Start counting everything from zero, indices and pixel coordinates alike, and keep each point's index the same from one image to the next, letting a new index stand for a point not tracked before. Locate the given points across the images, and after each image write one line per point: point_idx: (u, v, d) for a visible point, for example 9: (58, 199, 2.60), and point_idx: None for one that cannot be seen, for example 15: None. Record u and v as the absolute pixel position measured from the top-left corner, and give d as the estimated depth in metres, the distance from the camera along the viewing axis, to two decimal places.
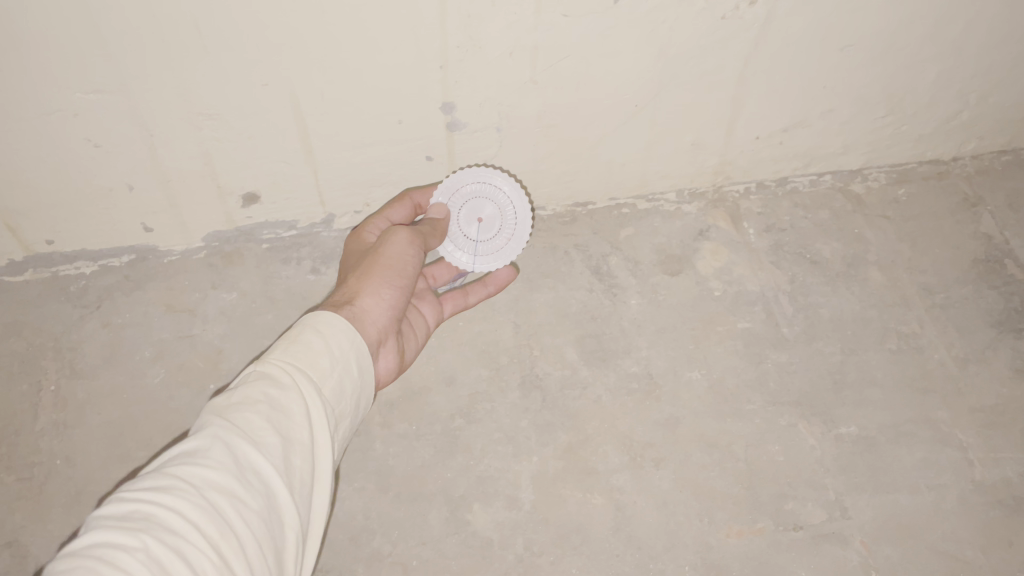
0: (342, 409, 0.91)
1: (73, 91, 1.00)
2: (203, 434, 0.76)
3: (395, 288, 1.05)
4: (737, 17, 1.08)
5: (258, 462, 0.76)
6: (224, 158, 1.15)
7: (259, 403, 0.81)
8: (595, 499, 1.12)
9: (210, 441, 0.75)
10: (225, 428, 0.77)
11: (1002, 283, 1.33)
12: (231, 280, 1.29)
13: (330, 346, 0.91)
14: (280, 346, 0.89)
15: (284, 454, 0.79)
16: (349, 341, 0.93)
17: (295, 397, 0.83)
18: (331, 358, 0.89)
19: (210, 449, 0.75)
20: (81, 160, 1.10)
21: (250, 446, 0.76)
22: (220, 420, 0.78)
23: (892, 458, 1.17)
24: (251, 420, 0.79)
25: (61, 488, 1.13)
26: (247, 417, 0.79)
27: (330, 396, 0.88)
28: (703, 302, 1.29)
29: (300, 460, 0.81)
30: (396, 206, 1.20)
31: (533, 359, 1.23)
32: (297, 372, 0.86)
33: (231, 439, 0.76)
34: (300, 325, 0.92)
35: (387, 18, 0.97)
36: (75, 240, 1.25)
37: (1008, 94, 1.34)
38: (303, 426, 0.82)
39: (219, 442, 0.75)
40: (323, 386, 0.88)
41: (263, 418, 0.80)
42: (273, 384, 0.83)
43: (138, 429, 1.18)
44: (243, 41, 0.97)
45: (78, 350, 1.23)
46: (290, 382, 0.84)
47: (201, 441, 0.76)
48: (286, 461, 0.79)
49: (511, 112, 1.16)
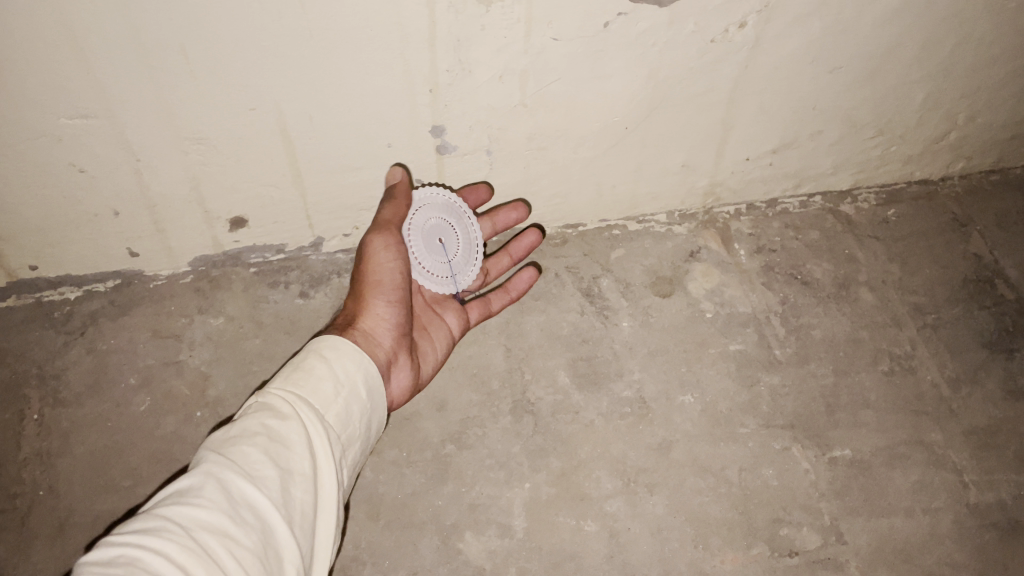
0: (349, 434, 0.90)
1: (57, 117, 0.98)
2: (197, 472, 0.75)
3: (395, 307, 1.11)
4: (727, 41, 1.07)
5: (253, 498, 0.75)
6: (212, 182, 1.14)
7: (258, 435, 0.80)
8: (589, 526, 1.11)
9: (203, 478, 0.74)
10: (220, 464, 0.76)
11: (993, 303, 1.34)
12: (218, 304, 1.28)
13: (333, 371, 0.91)
14: (282, 375, 0.89)
15: (282, 488, 0.78)
16: (357, 364, 0.93)
17: (295, 426, 0.82)
18: (333, 383, 0.90)
19: (203, 487, 0.74)
20: (66, 186, 1.09)
21: (246, 480, 0.75)
22: (216, 455, 0.77)
23: (886, 481, 1.16)
24: (247, 454, 0.78)
25: (45, 519, 1.11)
26: (244, 451, 0.78)
27: (333, 423, 0.88)
28: (694, 324, 1.28)
29: (301, 491, 0.79)
30: None
31: (525, 383, 1.22)
32: (299, 401, 0.86)
33: (225, 475, 0.75)
34: (304, 352, 0.93)
35: (376, 43, 0.97)
36: (60, 265, 1.23)
37: (996, 115, 1.34)
38: (304, 456, 0.81)
39: (213, 478, 0.74)
40: (326, 413, 0.87)
41: (260, 450, 0.79)
42: (272, 414, 0.83)
43: (124, 458, 1.15)
44: (229, 65, 0.96)
45: (62, 377, 1.21)
46: (290, 411, 0.83)
47: (196, 478, 0.75)
48: (284, 495, 0.77)
49: (501, 135, 1.15)
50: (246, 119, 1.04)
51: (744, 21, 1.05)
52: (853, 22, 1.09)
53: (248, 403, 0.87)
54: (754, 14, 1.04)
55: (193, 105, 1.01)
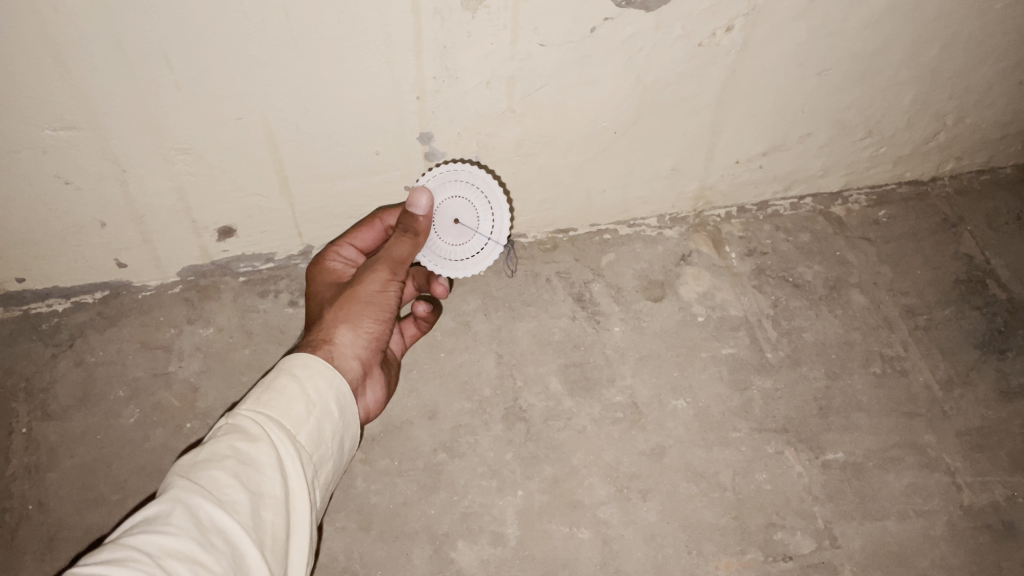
0: (323, 453, 0.89)
1: (41, 129, 0.97)
2: (165, 498, 0.75)
3: (375, 323, 1.04)
4: (714, 44, 1.07)
5: (222, 523, 0.75)
6: (198, 192, 1.13)
7: (228, 458, 0.79)
8: (582, 533, 1.11)
9: (171, 505, 0.74)
10: (187, 489, 0.76)
11: (984, 303, 1.33)
12: (207, 314, 1.27)
13: (305, 390, 0.89)
14: (253, 395, 0.87)
15: (253, 511, 0.77)
16: (328, 382, 0.91)
17: (265, 447, 0.81)
18: (306, 403, 0.88)
19: (170, 514, 0.73)
20: (51, 198, 1.08)
21: (214, 505, 0.75)
22: (184, 481, 0.77)
23: (879, 483, 1.16)
24: (216, 478, 0.77)
25: (34, 534, 1.10)
26: (213, 475, 0.77)
27: (305, 444, 0.86)
28: (686, 328, 1.28)
29: (272, 514, 0.79)
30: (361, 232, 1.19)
31: (516, 390, 1.21)
32: (270, 422, 0.84)
33: (194, 500, 0.75)
34: (276, 370, 0.91)
35: (361, 51, 0.96)
36: (47, 277, 1.22)
37: (985, 114, 1.34)
38: (274, 478, 0.80)
39: (180, 505, 0.74)
40: (299, 433, 0.86)
41: (229, 474, 0.78)
42: (241, 436, 0.82)
43: (113, 471, 1.15)
44: (214, 76, 0.96)
45: (50, 390, 1.21)
46: (260, 433, 0.82)
47: (162, 505, 0.74)
48: (255, 518, 0.77)
49: (489, 141, 1.15)
50: (231, 129, 1.04)
51: (730, 24, 1.05)
52: (840, 25, 1.09)
53: (218, 424, 0.86)
54: (741, 17, 1.04)
55: (177, 115, 1.00)
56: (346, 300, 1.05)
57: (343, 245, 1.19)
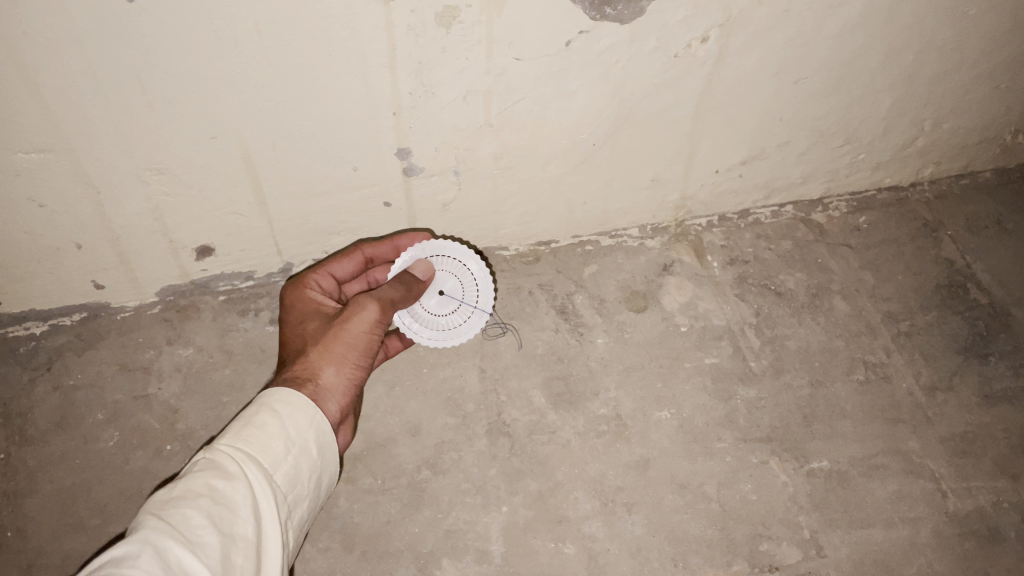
0: (298, 493, 0.89)
1: (13, 152, 0.96)
2: (135, 539, 0.74)
3: (359, 369, 1.03)
4: (690, 55, 1.07)
5: (190, 567, 0.74)
6: (175, 212, 1.12)
7: (201, 497, 0.79)
8: (567, 549, 1.10)
9: (140, 546, 0.73)
10: (159, 530, 0.75)
11: (965, 308, 1.34)
12: (187, 335, 1.26)
13: (286, 428, 0.89)
14: (231, 429, 0.87)
15: (222, 555, 0.77)
16: (308, 420, 0.91)
17: (240, 487, 0.81)
18: (286, 441, 0.88)
19: (138, 557, 0.72)
20: (25, 221, 1.07)
21: (184, 549, 0.74)
22: (156, 520, 0.76)
23: (865, 491, 1.16)
24: (189, 518, 0.77)
25: (12, 561, 1.09)
26: (186, 515, 0.77)
27: (281, 483, 0.86)
28: (669, 339, 1.28)
29: (242, 558, 0.79)
30: (342, 261, 1.16)
31: (500, 405, 1.21)
32: (247, 459, 0.84)
33: (163, 543, 0.74)
34: (255, 405, 0.90)
35: (337, 66, 0.95)
36: (23, 300, 1.21)
37: (962, 120, 1.35)
38: (248, 521, 0.80)
39: (150, 547, 0.73)
40: (275, 471, 0.86)
41: (202, 514, 0.78)
42: (217, 473, 0.81)
43: (92, 495, 1.13)
44: (187, 96, 0.95)
45: (28, 414, 1.19)
46: (237, 471, 0.82)
47: (131, 546, 0.73)
48: (224, 562, 0.77)
49: (467, 155, 1.14)
50: (207, 149, 1.03)
51: (705, 35, 1.05)
52: (815, 33, 1.09)
53: (195, 457, 0.85)
54: (716, 28, 1.04)
55: (151, 136, 0.99)
56: (335, 340, 1.02)
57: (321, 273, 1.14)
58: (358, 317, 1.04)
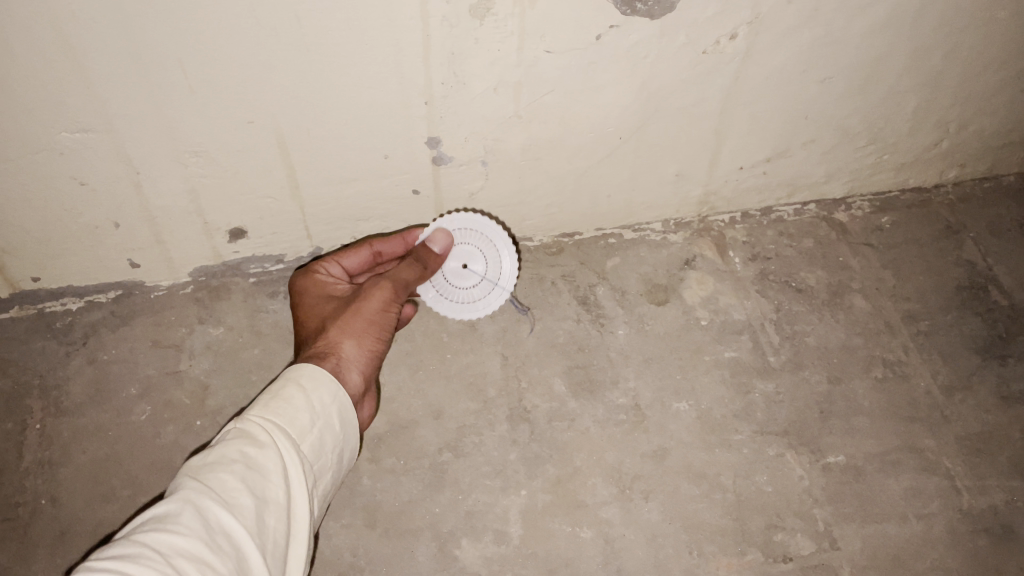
0: (323, 464, 0.92)
1: (58, 131, 1.00)
2: (175, 499, 0.77)
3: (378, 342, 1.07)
4: (718, 52, 1.09)
5: (228, 526, 0.77)
6: (210, 194, 1.15)
7: (236, 463, 0.82)
8: (583, 532, 1.12)
9: (181, 505, 0.76)
10: (197, 491, 0.78)
11: (985, 309, 1.34)
12: (218, 315, 1.29)
13: (311, 401, 0.92)
14: (260, 402, 0.90)
15: (257, 516, 0.80)
16: (332, 395, 0.94)
17: (271, 454, 0.84)
18: (312, 413, 0.91)
19: (180, 515, 0.75)
20: (67, 199, 1.10)
21: (222, 508, 0.77)
22: (194, 482, 0.79)
23: (880, 486, 1.17)
24: (225, 481, 0.80)
25: (46, 528, 1.12)
26: (222, 478, 0.80)
27: (309, 452, 0.89)
28: (690, 332, 1.30)
29: (274, 520, 0.81)
30: (350, 254, 1.19)
31: (521, 391, 1.23)
32: (276, 430, 0.87)
33: (202, 502, 0.77)
34: (282, 379, 0.94)
35: (372, 55, 0.98)
36: (61, 277, 1.25)
37: (988, 123, 1.36)
38: (279, 486, 0.83)
39: (190, 506, 0.76)
40: (303, 441, 0.89)
41: (236, 478, 0.80)
42: (249, 442, 0.84)
43: (124, 466, 1.17)
44: (227, 80, 0.98)
45: (64, 387, 1.23)
46: (267, 439, 0.85)
47: (172, 506, 0.76)
48: (259, 522, 0.79)
49: (496, 145, 1.17)
50: (244, 132, 1.06)
51: (734, 32, 1.06)
52: (843, 33, 1.10)
53: (226, 428, 0.88)
54: (745, 25, 1.05)
55: (191, 118, 1.02)
56: (352, 317, 1.07)
57: (330, 262, 1.19)
58: (373, 294, 1.09)
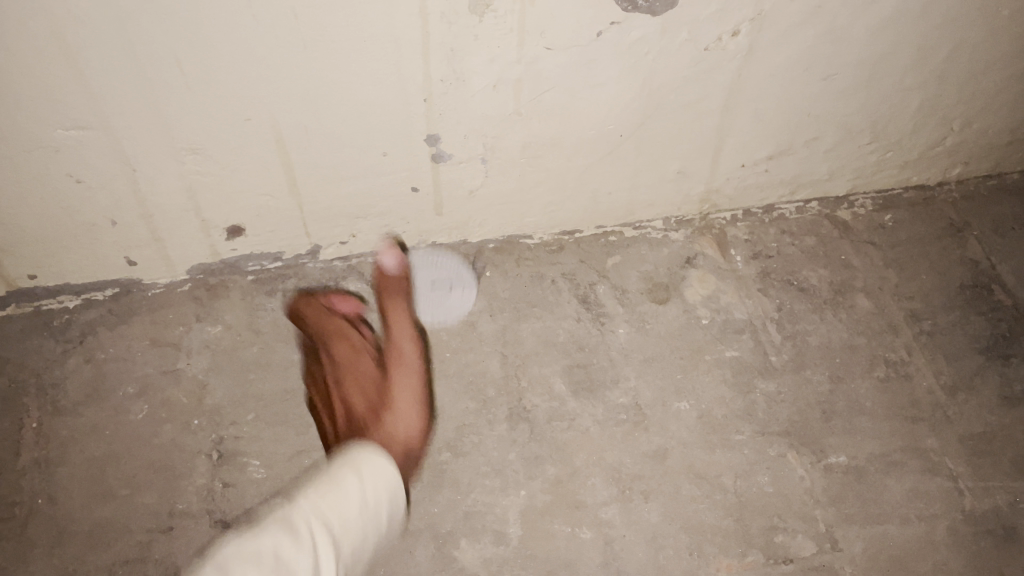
0: (356, 523, 0.97)
1: (53, 128, 0.99)
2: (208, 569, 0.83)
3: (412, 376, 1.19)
4: (720, 48, 1.08)
5: None
6: (208, 191, 1.14)
7: (268, 543, 0.87)
8: (583, 533, 1.11)
9: None
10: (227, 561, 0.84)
11: (989, 309, 1.33)
12: (216, 313, 1.29)
13: (355, 495, 0.98)
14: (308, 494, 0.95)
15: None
16: (379, 480, 1.02)
17: (304, 543, 0.89)
18: (351, 505, 0.96)
19: None
20: (63, 196, 1.09)
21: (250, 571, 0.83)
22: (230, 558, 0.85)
23: (882, 487, 1.16)
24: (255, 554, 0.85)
25: (43, 528, 1.11)
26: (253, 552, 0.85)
27: (338, 514, 0.94)
28: (690, 331, 1.29)
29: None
30: (344, 301, 1.30)
31: (521, 390, 1.22)
32: (313, 520, 0.93)
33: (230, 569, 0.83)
34: (330, 477, 1.00)
35: (370, 52, 0.97)
36: (58, 274, 1.24)
37: (992, 121, 1.34)
38: (305, 556, 0.88)
39: None
40: (336, 518, 0.94)
41: (268, 557, 0.86)
42: (286, 529, 0.90)
43: (121, 466, 1.16)
44: (224, 77, 0.97)
45: (60, 386, 1.22)
46: (300, 527, 0.90)
47: None
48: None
49: (495, 143, 1.16)
50: (241, 130, 1.05)
51: (736, 29, 1.05)
52: (846, 30, 1.09)
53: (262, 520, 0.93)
54: (747, 22, 1.04)
55: (187, 116, 1.01)
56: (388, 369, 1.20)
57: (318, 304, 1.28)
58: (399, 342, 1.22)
